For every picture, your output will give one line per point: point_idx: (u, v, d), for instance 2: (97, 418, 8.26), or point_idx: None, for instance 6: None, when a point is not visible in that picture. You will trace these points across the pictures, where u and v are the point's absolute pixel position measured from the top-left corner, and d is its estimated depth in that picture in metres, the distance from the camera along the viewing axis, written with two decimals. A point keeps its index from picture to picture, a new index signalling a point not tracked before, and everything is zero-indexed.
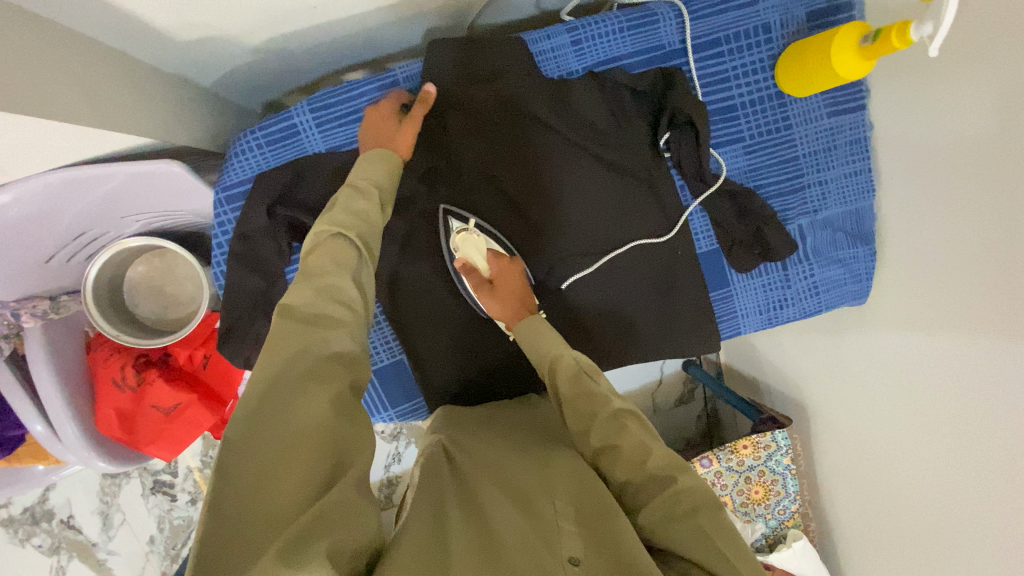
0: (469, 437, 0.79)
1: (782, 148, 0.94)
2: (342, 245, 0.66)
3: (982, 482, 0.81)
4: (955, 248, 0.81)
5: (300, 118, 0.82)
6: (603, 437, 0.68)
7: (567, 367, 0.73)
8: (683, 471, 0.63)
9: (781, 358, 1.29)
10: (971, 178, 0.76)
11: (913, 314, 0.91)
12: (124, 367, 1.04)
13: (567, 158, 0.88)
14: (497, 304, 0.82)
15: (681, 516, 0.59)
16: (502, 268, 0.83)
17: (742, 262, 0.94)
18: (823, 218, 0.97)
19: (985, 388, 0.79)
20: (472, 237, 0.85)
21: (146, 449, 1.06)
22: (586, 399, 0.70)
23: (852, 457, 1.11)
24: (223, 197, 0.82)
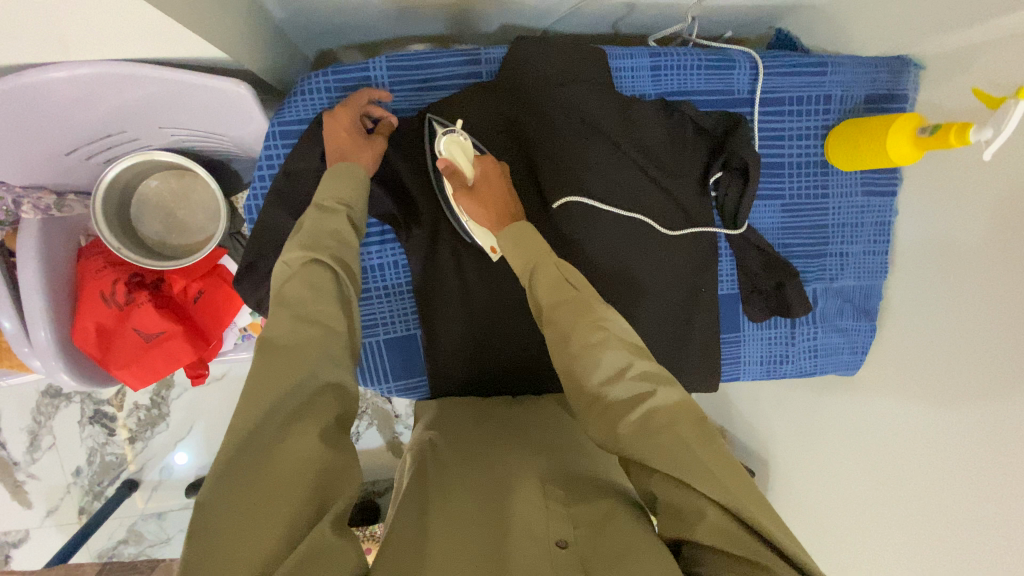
0: (454, 430, 0.76)
1: (815, 214, 0.98)
2: (324, 268, 0.62)
3: (928, 566, 0.86)
4: (948, 336, 0.87)
5: (375, 73, 0.81)
6: (582, 343, 0.60)
7: (548, 274, 0.66)
8: (662, 383, 0.59)
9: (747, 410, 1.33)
10: (978, 278, 0.82)
11: (894, 395, 0.97)
12: (116, 282, 0.98)
13: (619, 186, 0.88)
14: (479, 207, 0.74)
15: (657, 430, 0.56)
16: (487, 170, 0.76)
17: (755, 310, 0.99)
18: (837, 287, 1.02)
19: (952, 468, 0.84)
20: (454, 139, 0.78)
21: (117, 373, 1.00)
22: (567, 304, 0.63)
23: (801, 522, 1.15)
24: (278, 130, 0.79)
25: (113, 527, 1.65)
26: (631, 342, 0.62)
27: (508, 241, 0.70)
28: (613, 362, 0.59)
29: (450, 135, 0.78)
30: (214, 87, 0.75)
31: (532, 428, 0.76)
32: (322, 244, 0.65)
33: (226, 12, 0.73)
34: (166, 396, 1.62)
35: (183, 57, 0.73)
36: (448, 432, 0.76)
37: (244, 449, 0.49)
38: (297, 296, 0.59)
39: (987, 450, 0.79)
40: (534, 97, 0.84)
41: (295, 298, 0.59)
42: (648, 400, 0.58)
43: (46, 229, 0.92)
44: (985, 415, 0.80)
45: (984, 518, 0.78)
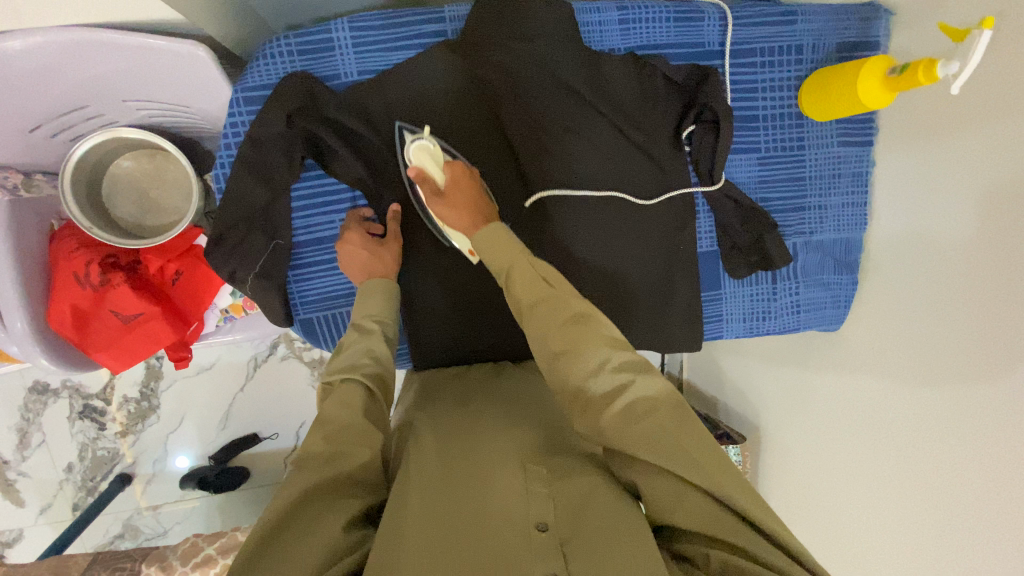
0: (440, 406, 0.75)
1: (791, 167, 0.98)
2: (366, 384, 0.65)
3: (914, 518, 0.86)
4: (920, 278, 0.86)
5: (337, 35, 0.79)
6: (561, 342, 0.62)
7: (523, 271, 0.68)
8: (640, 373, 0.60)
9: (737, 375, 1.33)
10: (956, 219, 0.80)
11: (875, 346, 0.95)
12: (90, 264, 0.97)
13: (591, 142, 0.87)
14: (451, 211, 0.76)
15: (638, 419, 0.56)
16: (456, 176, 0.77)
17: (736, 267, 0.98)
18: (817, 240, 1.02)
19: (930, 412, 0.83)
20: (421, 145, 0.79)
21: (96, 356, 0.99)
22: (548, 304, 0.65)
23: (788, 479, 1.15)
24: (241, 97, 0.78)
25: (109, 522, 1.64)
26: (611, 337, 0.63)
27: (483, 241, 0.72)
28: (597, 356, 0.60)
29: (422, 144, 0.79)
30: (169, 51, 0.74)
31: (515, 402, 0.75)
32: (357, 364, 0.67)
33: None
34: (155, 389, 1.61)
35: (139, 22, 0.72)
36: (431, 409, 0.74)
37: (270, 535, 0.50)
38: (333, 411, 0.60)
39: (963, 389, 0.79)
40: (499, 50, 0.82)
41: (334, 408, 0.60)
42: (627, 390, 0.58)
43: (17, 211, 0.91)
44: (961, 355, 0.79)
45: (964, 458, 0.78)
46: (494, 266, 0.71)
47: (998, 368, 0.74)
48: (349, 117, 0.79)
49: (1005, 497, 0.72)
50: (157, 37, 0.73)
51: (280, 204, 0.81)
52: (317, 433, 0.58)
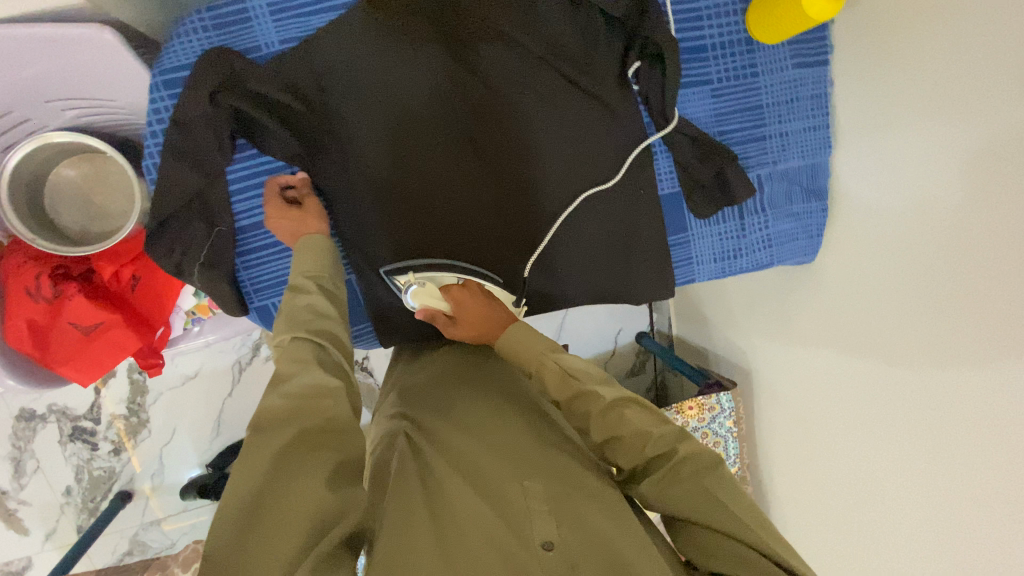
0: (431, 403, 0.77)
1: (747, 95, 0.94)
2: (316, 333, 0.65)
3: (919, 442, 0.89)
4: (901, 198, 0.86)
5: (252, 4, 0.75)
6: (602, 430, 0.66)
7: (551, 374, 0.71)
8: (682, 441, 0.65)
9: (738, 323, 1.34)
10: (934, 131, 0.80)
11: (861, 273, 0.96)
12: (40, 276, 0.94)
13: (544, 97, 0.85)
14: (468, 334, 0.78)
15: (676, 480, 0.61)
16: (458, 299, 0.78)
17: (700, 206, 0.96)
18: (781, 170, 0.99)
19: (932, 327, 0.84)
20: (417, 290, 0.79)
21: (61, 370, 0.98)
22: (579, 398, 0.68)
23: (794, 424, 1.18)
24: (160, 80, 0.74)
25: (117, 540, 1.64)
26: (646, 408, 0.68)
27: (511, 346, 0.75)
28: (634, 434, 0.65)
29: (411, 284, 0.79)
30: (79, 39, 0.71)
31: (514, 411, 0.74)
32: (303, 322, 0.65)
33: None
34: (142, 404, 1.59)
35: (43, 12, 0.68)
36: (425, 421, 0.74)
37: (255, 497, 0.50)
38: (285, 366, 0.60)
39: (963, 300, 0.79)
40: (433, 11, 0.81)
41: (286, 366, 0.60)
42: (672, 455, 0.63)
43: None
44: (955, 269, 0.80)
45: (966, 371, 0.79)
46: (523, 366, 0.75)
47: (995, 274, 0.74)
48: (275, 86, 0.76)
49: (1014, 399, 0.74)
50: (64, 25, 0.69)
51: (216, 188, 0.79)
52: (275, 394, 0.57)
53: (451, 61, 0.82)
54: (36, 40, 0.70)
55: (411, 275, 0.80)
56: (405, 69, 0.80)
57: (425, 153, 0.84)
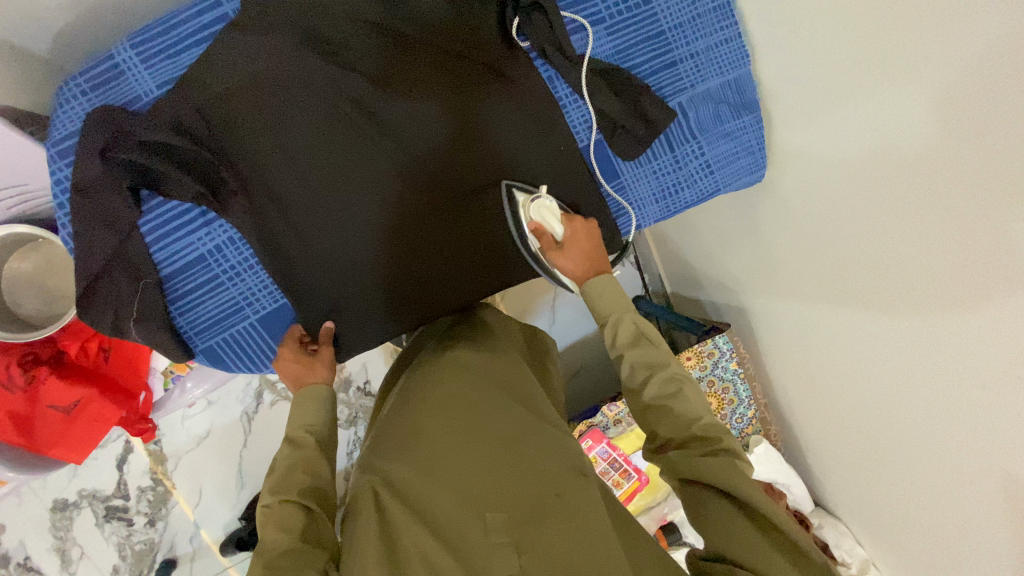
0: (397, 413, 0.76)
1: (644, 24, 0.89)
2: (306, 494, 0.69)
3: (923, 343, 0.83)
4: (841, 96, 0.82)
5: (122, 57, 0.76)
6: (657, 391, 0.74)
7: (626, 331, 0.80)
8: (725, 433, 0.69)
9: (733, 255, 1.30)
10: (855, 15, 0.75)
11: (822, 181, 0.91)
12: (10, 367, 0.96)
13: (477, 89, 0.85)
14: (570, 262, 0.86)
15: (706, 456, 0.66)
16: (575, 230, 0.86)
17: (625, 146, 0.91)
18: (702, 91, 0.94)
19: (901, 217, 0.79)
20: (542, 205, 0.84)
21: (51, 453, 1.01)
22: (645, 357, 0.77)
23: (809, 350, 1.14)
24: (53, 152, 0.76)
25: None
26: (698, 395, 0.74)
27: (596, 294, 0.83)
28: (685, 408, 0.71)
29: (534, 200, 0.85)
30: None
31: (480, 411, 0.73)
32: (290, 479, 0.70)
33: None
34: (164, 470, 1.52)
35: None
36: (392, 443, 0.71)
37: None
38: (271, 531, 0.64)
39: (917, 176, 0.75)
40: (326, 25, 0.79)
41: (275, 532, 0.63)
42: (716, 441, 0.67)
43: None
44: (901, 149, 0.75)
45: (950, 256, 0.74)
46: (601, 318, 0.83)
47: (943, 141, 0.69)
48: (196, 148, 0.78)
49: (994, 267, 0.69)
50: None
51: (134, 242, 0.80)
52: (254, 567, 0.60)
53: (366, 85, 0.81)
54: None
55: (541, 190, 0.86)
56: (328, 104, 0.81)
57: (356, 180, 0.84)
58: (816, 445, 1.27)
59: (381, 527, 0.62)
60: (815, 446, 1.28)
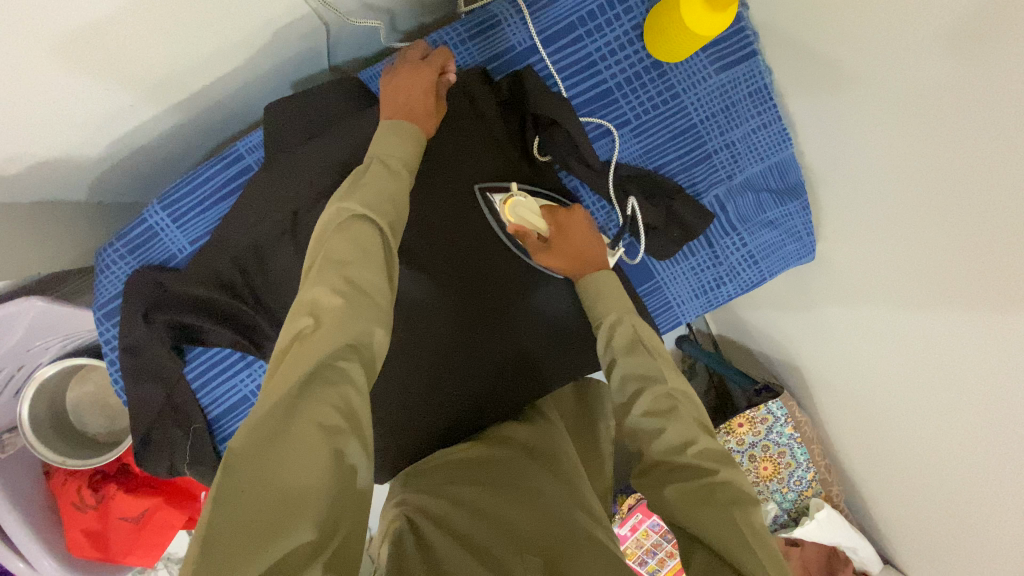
0: (416, 488, 0.72)
1: (673, 120, 0.85)
2: (364, 229, 0.55)
3: None
4: (935, 177, 0.76)
5: (154, 219, 0.79)
6: (647, 408, 0.62)
7: (625, 332, 0.69)
8: (726, 464, 0.58)
9: (786, 312, 1.23)
10: (960, 101, 0.70)
11: (907, 262, 0.85)
12: (80, 489, 1.03)
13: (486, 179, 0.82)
14: (563, 261, 0.78)
15: (706, 502, 0.54)
16: (561, 222, 0.79)
17: (661, 248, 0.86)
18: (741, 181, 0.88)
19: (1002, 313, 0.73)
20: (518, 203, 0.79)
21: (126, 560, 1.06)
22: (638, 365, 0.65)
23: (877, 423, 1.07)
24: (100, 316, 0.80)
25: None
26: (699, 419, 0.63)
27: (589, 298, 0.74)
28: (677, 436, 0.60)
29: (509, 198, 0.80)
30: (21, 311, 0.83)
31: (486, 476, 0.70)
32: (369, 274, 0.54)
33: None
34: None
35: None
36: (427, 493, 0.70)
37: (266, 424, 0.41)
38: (331, 302, 0.49)
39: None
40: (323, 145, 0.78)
41: (252, 490, 0.38)
42: (709, 475, 0.56)
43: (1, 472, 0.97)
44: (1012, 247, 0.70)
45: None
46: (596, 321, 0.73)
47: None
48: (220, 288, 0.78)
49: None
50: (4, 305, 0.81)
51: (181, 390, 0.83)
52: None
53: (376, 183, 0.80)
54: None
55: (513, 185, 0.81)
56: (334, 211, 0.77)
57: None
58: (887, 513, 1.20)
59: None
60: (886, 514, 1.21)
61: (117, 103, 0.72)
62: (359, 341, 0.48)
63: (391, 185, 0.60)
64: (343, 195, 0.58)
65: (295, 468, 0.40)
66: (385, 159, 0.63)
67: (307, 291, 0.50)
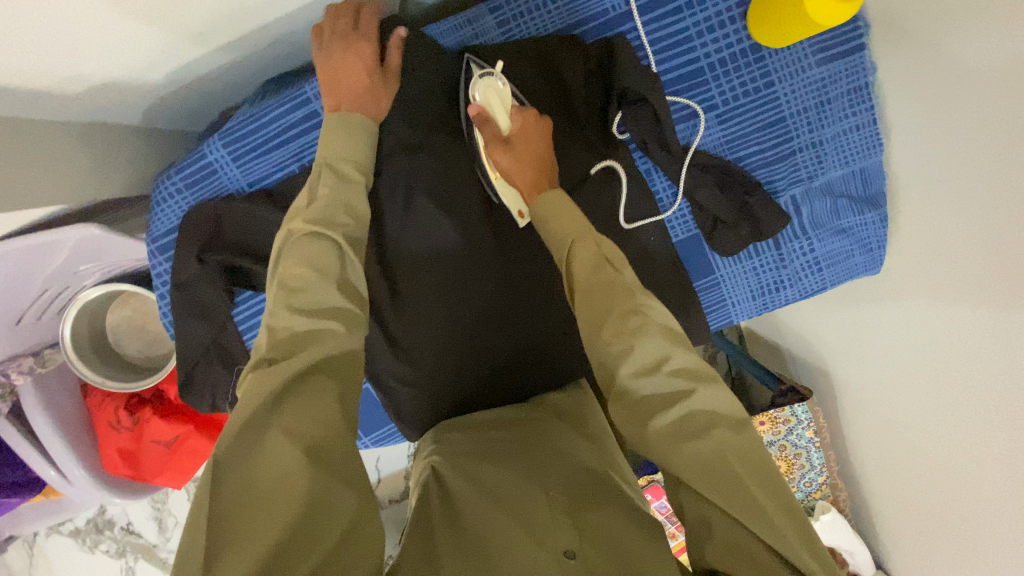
0: (449, 439, 0.75)
1: (762, 110, 0.80)
2: (321, 250, 0.58)
3: None
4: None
5: (213, 155, 0.78)
6: (615, 331, 0.58)
7: (587, 254, 0.63)
8: (703, 383, 0.56)
9: (828, 317, 1.20)
10: None
11: (982, 288, 0.82)
12: (117, 409, 1.06)
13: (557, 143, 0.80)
14: (516, 164, 0.72)
15: (693, 436, 0.54)
16: (525, 124, 0.73)
17: (727, 244, 0.84)
18: (821, 184, 0.84)
19: None
20: (489, 86, 0.74)
21: (156, 481, 1.09)
22: (604, 288, 0.60)
23: (906, 439, 1.07)
24: (154, 248, 0.81)
25: None
26: (669, 329, 0.59)
27: (546, 214, 0.68)
28: (650, 356, 0.57)
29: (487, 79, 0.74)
30: (75, 236, 0.81)
31: (514, 437, 0.72)
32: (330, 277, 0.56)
33: (43, 164, 0.72)
34: None
35: (36, 219, 0.78)
36: (452, 446, 0.73)
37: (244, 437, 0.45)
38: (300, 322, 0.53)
39: None
40: (409, 94, 0.79)
41: (251, 478, 0.43)
42: (687, 399, 0.55)
43: (41, 386, 0.99)
44: None
45: None
46: (556, 247, 0.66)
47: None
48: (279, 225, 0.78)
49: None
50: (56, 228, 0.79)
51: (228, 332, 0.82)
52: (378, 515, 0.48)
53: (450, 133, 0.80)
54: (40, 245, 0.79)
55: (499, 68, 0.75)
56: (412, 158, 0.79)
57: (429, 263, 0.81)
58: (890, 525, 1.22)
59: (427, 539, 0.58)
60: (891, 527, 1.22)
61: (185, 29, 0.69)
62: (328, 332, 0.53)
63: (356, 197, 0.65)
64: (299, 208, 0.62)
65: (278, 459, 0.44)
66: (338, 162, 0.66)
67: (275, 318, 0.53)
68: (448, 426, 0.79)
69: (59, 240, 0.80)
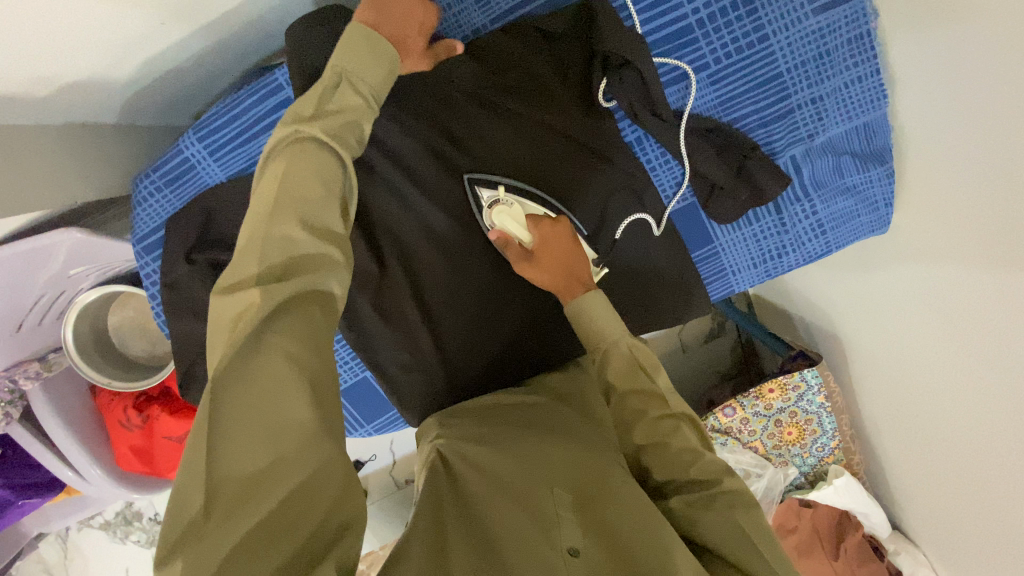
0: (454, 426, 0.73)
1: (757, 67, 0.76)
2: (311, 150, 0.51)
3: None
4: None
5: (190, 151, 0.76)
6: (649, 433, 0.63)
7: (623, 359, 0.67)
8: (729, 474, 0.59)
9: (836, 279, 1.16)
10: None
11: (1006, 237, 0.77)
12: (127, 408, 1.07)
13: (541, 118, 0.77)
14: (546, 272, 0.71)
15: (710, 507, 0.57)
16: (545, 234, 0.71)
17: (724, 211, 0.80)
18: (822, 142, 0.80)
19: None
20: (504, 210, 0.73)
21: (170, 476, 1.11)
22: (640, 394, 0.65)
23: (920, 399, 1.04)
24: (140, 249, 0.80)
25: None
26: (695, 433, 0.65)
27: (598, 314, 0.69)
28: (682, 448, 0.61)
29: (497, 205, 0.74)
30: (59, 240, 0.80)
31: (519, 424, 0.70)
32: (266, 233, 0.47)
33: (22, 168, 0.71)
34: None
35: (20, 225, 0.77)
36: (457, 431, 0.71)
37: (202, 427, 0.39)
38: (308, 242, 0.46)
39: None
40: None
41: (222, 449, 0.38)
42: (714, 486, 0.58)
43: (49, 390, 1.00)
44: None
45: None
46: (591, 346, 0.70)
47: None
48: None
49: None
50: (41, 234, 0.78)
51: None
52: None
53: (430, 114, 0.75)
54: (28, 251, 0.78)
55: (502, 189, 0.75)
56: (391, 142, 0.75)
57: (420, 244, 0.78)
58: (906, 485, 1.20)
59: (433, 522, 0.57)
60: (907, 488, 1.20)
61: (148, 19, 0.67)
62: (333, 263, 0.48)
63: (354, 112, 0.56)
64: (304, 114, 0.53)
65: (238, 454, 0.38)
66: (360, 84, 0.56)
67: (273, 228, 0.45)
68: (450, 415, 0.77)
69: (45, 246, 0.79)
